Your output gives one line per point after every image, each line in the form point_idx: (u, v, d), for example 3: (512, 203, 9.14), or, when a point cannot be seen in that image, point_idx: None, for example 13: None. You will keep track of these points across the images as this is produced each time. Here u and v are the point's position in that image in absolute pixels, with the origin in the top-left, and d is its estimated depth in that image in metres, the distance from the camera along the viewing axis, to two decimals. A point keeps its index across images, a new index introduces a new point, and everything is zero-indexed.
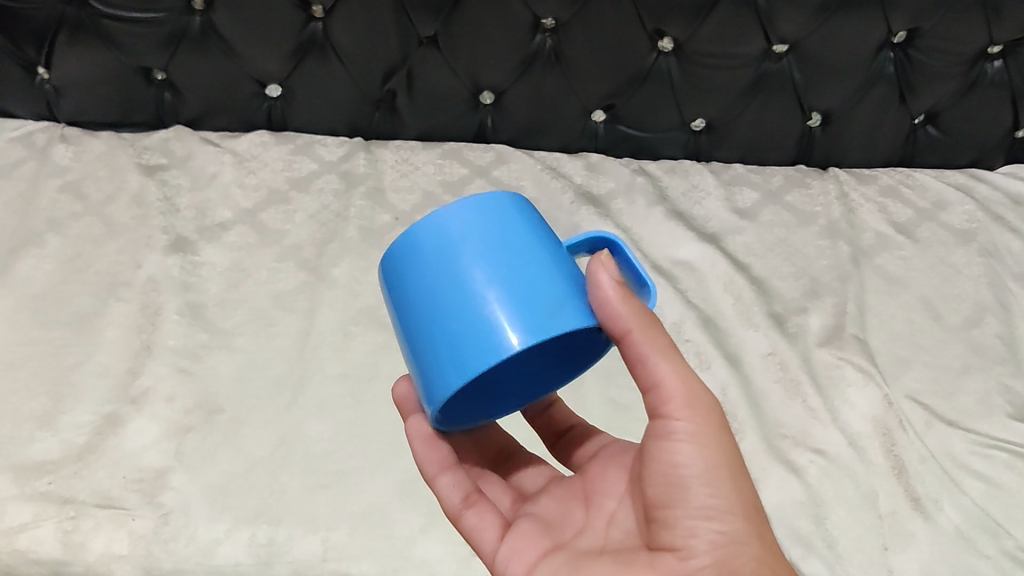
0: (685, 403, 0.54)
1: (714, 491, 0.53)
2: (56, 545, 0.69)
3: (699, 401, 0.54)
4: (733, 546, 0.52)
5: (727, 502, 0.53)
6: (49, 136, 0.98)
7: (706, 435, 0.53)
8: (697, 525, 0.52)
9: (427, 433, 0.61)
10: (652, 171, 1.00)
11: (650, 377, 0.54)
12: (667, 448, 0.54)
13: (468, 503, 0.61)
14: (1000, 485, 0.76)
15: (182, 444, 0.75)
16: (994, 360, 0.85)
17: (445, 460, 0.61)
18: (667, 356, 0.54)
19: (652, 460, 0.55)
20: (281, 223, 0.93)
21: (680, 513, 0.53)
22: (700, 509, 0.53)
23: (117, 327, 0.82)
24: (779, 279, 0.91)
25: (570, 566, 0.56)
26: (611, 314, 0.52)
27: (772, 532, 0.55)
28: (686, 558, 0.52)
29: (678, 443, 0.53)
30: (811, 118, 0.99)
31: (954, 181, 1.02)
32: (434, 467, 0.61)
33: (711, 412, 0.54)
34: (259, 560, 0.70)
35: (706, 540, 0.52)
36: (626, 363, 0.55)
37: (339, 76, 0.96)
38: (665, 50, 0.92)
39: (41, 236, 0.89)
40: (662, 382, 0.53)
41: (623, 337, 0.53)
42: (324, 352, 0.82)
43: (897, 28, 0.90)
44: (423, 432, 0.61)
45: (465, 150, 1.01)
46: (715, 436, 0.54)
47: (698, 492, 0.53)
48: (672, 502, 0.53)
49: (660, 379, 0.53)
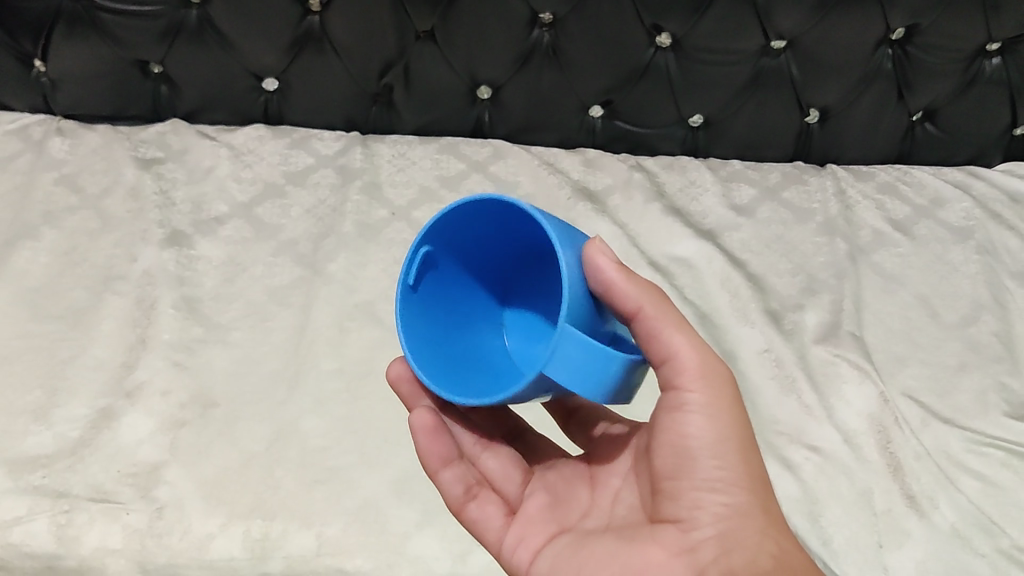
0: (697, 375, 0.55)
1: (721, 464, 0.55)
2: (50, 539, 0.69)
3: (710, 374, 0.56)
4: (738, 519, 0.54)
5: (734, 475, 0.55)
6: (45, 130, 0.98)
7: (717, 408, 0.55)
8: (702, 497, 0.55)
9: (429, 425, 0.62)
10: (650, 167, 1.00)
11: (664, 350, 0.56)
12: (676, 420, 0.56)
13: (470, 496, 0.63)
14: (995, 483, 0.76)
15: (177, 439, 0.75)
16: (990, 358, 0.85)
17: (445, 456, 0.63)
18: (680, 329, 0.56)
19: (661, 433, 0.57)
20: (277, 217, 0.92)
21: (686, 485, 0.55)
22: (706, 481, 0.55)
23: (112, 321, 0.82)
24: (776, 276, 0.91)
25: (574, 545, 0.58)
26: (622, 292, 0.55)
27: (778, 504, 0.56)
28: (689, 529, 0.55)
29: (689, 414, 0.55)
30: (808, 115, 0.99)
31: (952, 179, 1.02)
32: (434, 464, 0.62)
33: (722, 385, 0.56)
34: (254, 554, 0.70)
35: (710, 512, 0.54)
36: (640, 340, 0.57)
37: (336, 70, 0.96)
38: (663, 46, 0.92)
39: (37, 229, 0.88)
40: (675, 353, 0.56)
41: (636, 313, 0.56)
42: (319, 347, 0.82)
43: (895, 26, 0.90)
44: (425, 424, 0.62)
45: (462, 145, 1.00)
46: (727, 409, 0.56)
47: (706, 464, 0.55)
48: (680, 475, 0.55)
49: (674, 351, 0.56)
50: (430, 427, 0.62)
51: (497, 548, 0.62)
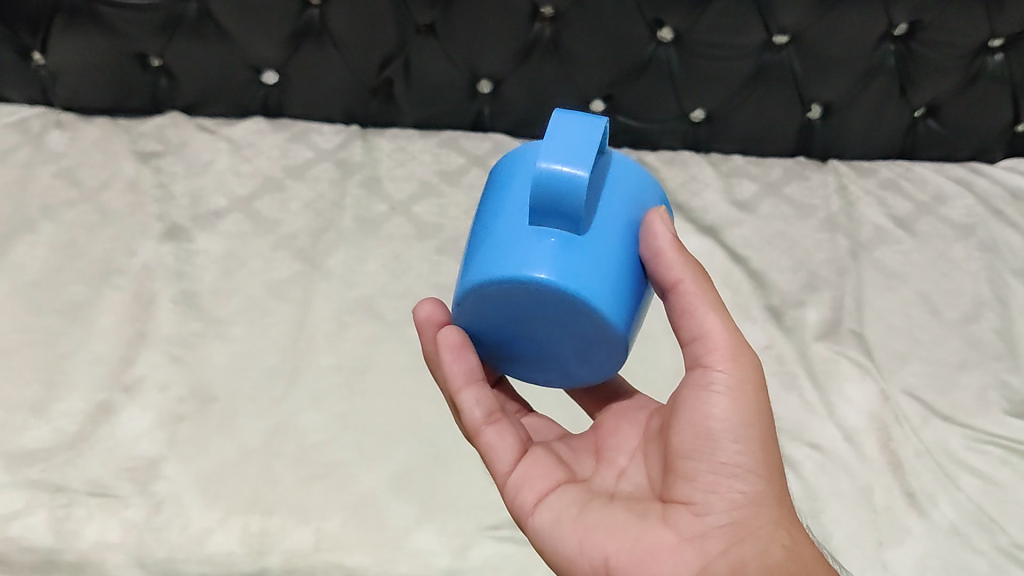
0: (726, 356, 0.55)
1: (743, 449, 0.53)
2: (48, 533, 0.69)
3: (739, 359, 0.55)
4: (750, 508, 0.53)
5: (753, 463, 0.53)
6: (44, 123, 0.97)
7: (743, 392, 0.54)
8: (719, 480, 0.53)
9: (456, 342, 0.58)
10: (651, 162, 1.00)
11: (696, 325, 0.55)
12: (701, 397, 0.54)
13: (490, 419, 0.60)
14: (995, 481, 0.76)
15: (175, 433, 0.75)
16: (991, 356, 0.85)
17: (471, 375, 0.58)
18: (717, 309, 0.55)
19: (683, 410, 0.55)
20: (277, 211, 0.92)
21: (703, 466, 0.53)
22: (726, 465, 0.53)
23: (111, 315, 0.82)
24: (778, 272, 0.90)
25: (582, 506, 0.56)
26: (668, 263, 0.54)
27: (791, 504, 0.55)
28: (702, 514, 0.53)
29: (714, 394, 0.54)
30: (811, 110, 0.98)
31: (955, 175, 1.01)
32: (458, 381, 0.58)
33: (754, 372, 0.55)
34: (252, 549, 0.69)
35: (726, 498, 0.53)
36: (674, 314, 0.57)
37: (335, 64, 0.95)
38: (665, 40, 0.92)
39: (36, 222, 0.88)
40: (708, 332, 0.55)
41: (676, 285, 0.55)
42: (318, 341, 0.82)
43: (898, 21, 0.90)
44: (451, 341, 0.58)
45: (462, 139, 1.00)
46: (753, 395, 0.54)
47: (728, 447, 0.53)
48: (698, 456, 0.54)
49: (707, 329, 0.55)
50: (457, 345, 0.58)
51: (501, 486, 0.59)
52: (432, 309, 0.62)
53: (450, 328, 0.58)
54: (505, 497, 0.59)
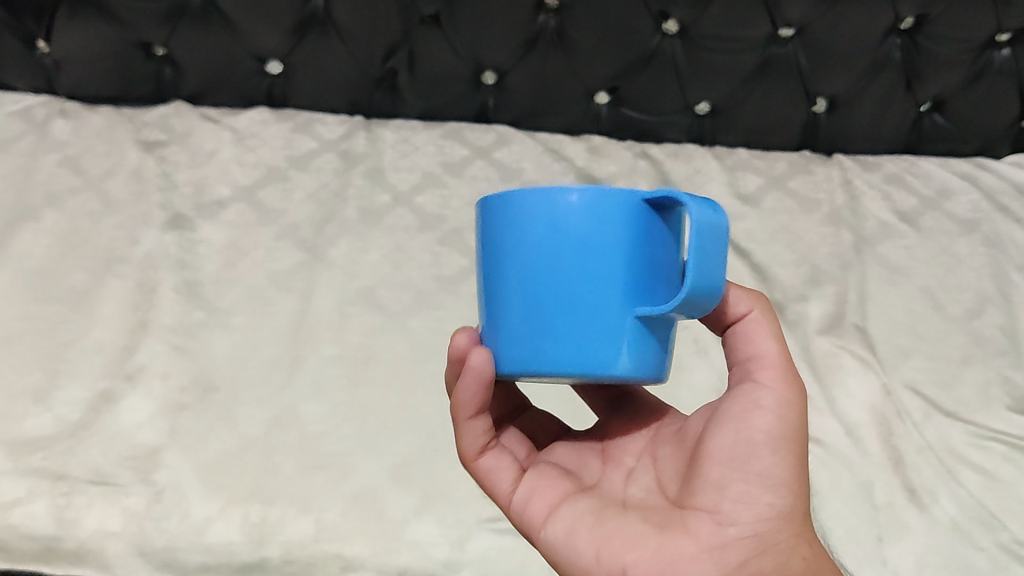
0: (775, 374, 0.54)
1: (778, 460, 0.52)
2: (49, 521, 0.69)
3: (784, 376, 0.54)
4: (776, 521, 0.51)
5: (785, 475, 0.52)
6: (48, 111, 0.97)
7: (786, 406, 0.53)
8: (749, 490, 0.51)
9: (487, 374, 0.52)
10: (656, 155, 0.99)
11: (752, 348, 0.56)
12: (746, 408, 0.53)
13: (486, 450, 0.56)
14: (997, 477, 0.76)
15: (176, 421, 0.75)
16: (993, 352, 0.84)
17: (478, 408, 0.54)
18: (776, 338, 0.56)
19: (723, 419, 0.54)
20: (280, 202, 0.92)
21: (735, 474, 0.52)
22: (758, 475, 0.51)
23: (113, 303, 0.82)
24: (781, 266, 0.90)
25: (597, 513, 0.53)
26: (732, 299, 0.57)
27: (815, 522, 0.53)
28: (725, 524, 0.50)
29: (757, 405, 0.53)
30: (816, 104, 0.98)
31: (960, 170, 1.01)
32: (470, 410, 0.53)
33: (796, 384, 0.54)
34: (252, 539, 0.70)
35: (755, 510, 0.51)
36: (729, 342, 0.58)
37: (339, 55, 0.95)
38: (670, 33, 0.91)
39: (39, 211, 0.88)
40: (761, 352, 0.55)
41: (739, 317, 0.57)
42: (320, 332, 0.82)
43: (904, 14, 0.89)
44: (481, 372, 0.52)
45: (466, 131, 1.00)
46: (794, 409, 0.53)
47: (765, 459, 0.51)
48: (731, 463, 0.52)
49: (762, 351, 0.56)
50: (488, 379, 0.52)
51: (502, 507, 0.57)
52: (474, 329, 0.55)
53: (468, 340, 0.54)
54: (510, 509, 0.56)
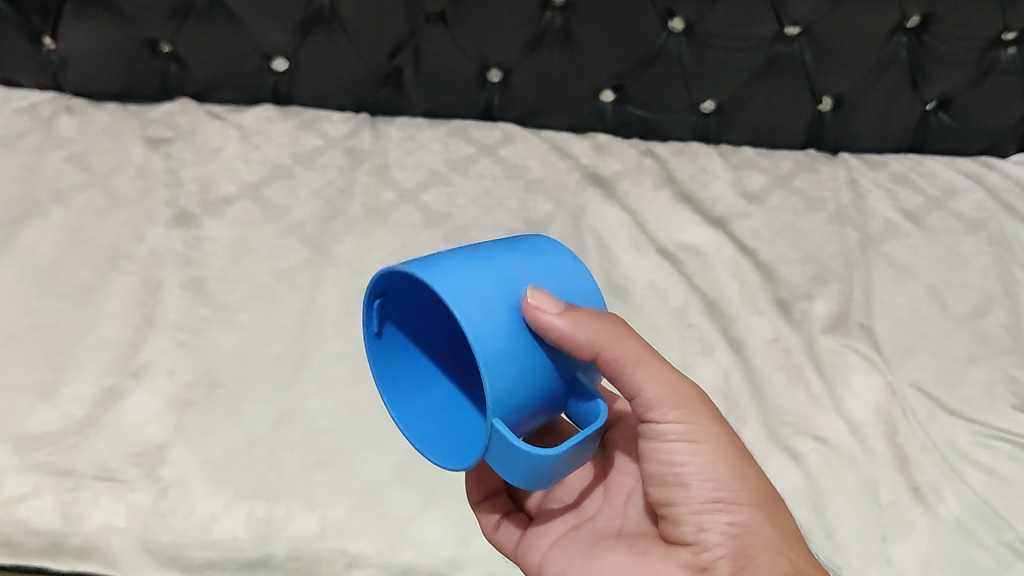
0: (666, 403, 0.53)
1: (716, 485, 0.53)
2: (55, 517, 0.69)
3: (681, 397, 0.53)
4: (743, 538, 0.52)
5: (732, 494, 0.53)
6: (54, 108, 0.98)
7: (693, 434, 0.53)
8: (705, 521, 0.53)
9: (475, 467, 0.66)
10: (661, 153, 0.99)
11: (625, 383, 0.53)
12: (661, 449, 0.54)
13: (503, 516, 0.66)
14: (1001, 476, 0.76)
15: (182, 417, 0.75)
16: (999, 351, 0.84)
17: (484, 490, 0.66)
18: (641, 360, 0.53)
19: (648, 464, 0.55)
20: (285, 199, 0.92)
21: (685, 512, 0.53)
22: (705, 506, 0.53)
23: (120, 300, 0.82)
24: (786, 264, 0.90)
25: (587, 552, 0.58)
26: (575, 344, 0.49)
27: (788, 513, 0.55)
28: (699, 552, 0.53)
29: (669, 443, 0.53)
30: (822, 103, 0.98)
31: (966, 169, 1.00)
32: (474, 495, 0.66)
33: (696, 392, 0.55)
34: (258, 535, 0.70)
35: (715, 535, 0.52)
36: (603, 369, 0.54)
37: (345, 52, 0.95)
38: (676, 31, 0.91)
39: (45, 207, 0.88)
40: (642, 387, 0.53)
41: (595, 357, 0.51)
42: (325, 330, 0.82)
43: (910, 13, 0.89)
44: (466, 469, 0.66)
45: (471, 129, 1.00)
46: (707, 431, 0.53)
47: (700, 488, 0.53)
48: (675, 502, 0.54)
49: (640, 385, 0.53)
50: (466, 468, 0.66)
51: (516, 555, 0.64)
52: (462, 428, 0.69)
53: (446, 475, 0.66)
54: (521, 557, 0.63)
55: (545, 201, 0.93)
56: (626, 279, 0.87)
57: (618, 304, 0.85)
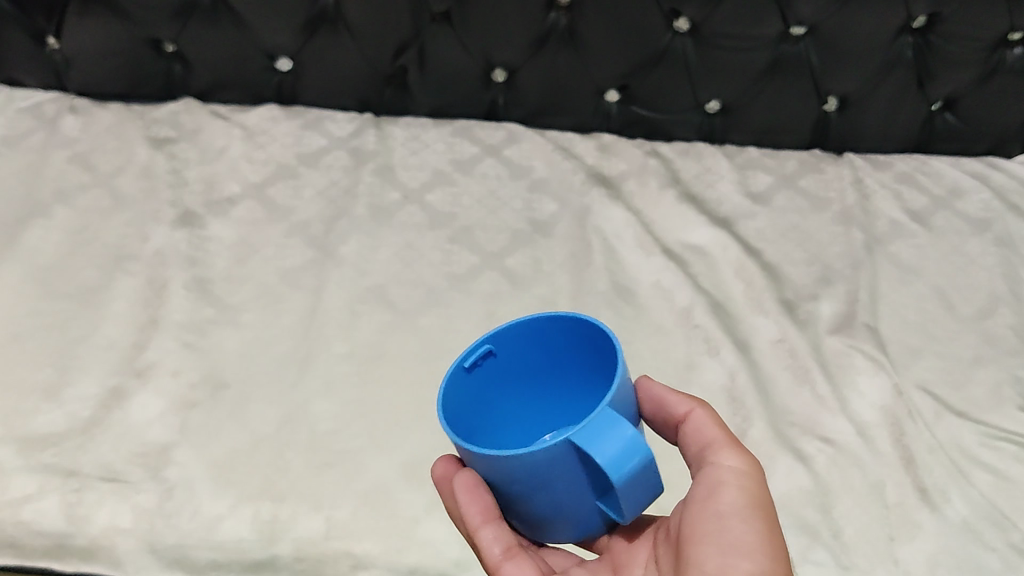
0: (734, 449, 0.57)
1: (748, 529, 0.53)
2: (61, 517, 0.70)
3: (748, 456, 0.58)
4: None
5: (757, 543, 0.52)
6: (58, 108, 0.98)
7: (745, 480, 0.55)
8: (727, 557, 0.52)
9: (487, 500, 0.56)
10: (665, 153, 0.99)
11: (701, 437, 0.59)
12: (711, 484, 0.56)
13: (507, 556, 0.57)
14: (1008, 477, 0.75)
15: (187, 418, 0.76)
16: (1005, 352, 0.84)
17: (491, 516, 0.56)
18: (719, 424, 0.59)
19: (694, 503, 0.56)
20: (290, 199, 0.92)
21: (711, 548, 0.53)
22: (733, 543, 0.52)
23: (124, 300, 0.82)
24: (791, 265, 0.89)
25: None
26: (673, 402, 0.59)
27: None
28: None
29: (723, 483, 0.55)
30: (827, 103, 0.97)
31: (972, 169, 1.00)
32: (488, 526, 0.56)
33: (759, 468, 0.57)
34: (263, 536, 0.70)
35: None
36: (681, 443, 0.60)
37: (349, 52, 0.95)
38: (681, 31, 0.91)
39: (49, 207, 0.88)
40: (714, 437, 0.58)
41: (685, 416, 0.59)
42: (330, 330, 0.82)
43: (916, 13, 0.89)
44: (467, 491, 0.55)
45: (476, 129, 0.99)
46: (758, 489, 0.55)
47: (733, 526, 0.53)
48: (705, 537, 0.53)
49: (711, 436, 0.58)
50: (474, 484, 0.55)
51: None
52: (446, 466, 0.60)
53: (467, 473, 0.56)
54: None
55: (550, 202, 0.93)
56: (631, 280, 0.87)
57: (623, 305, 0.85)
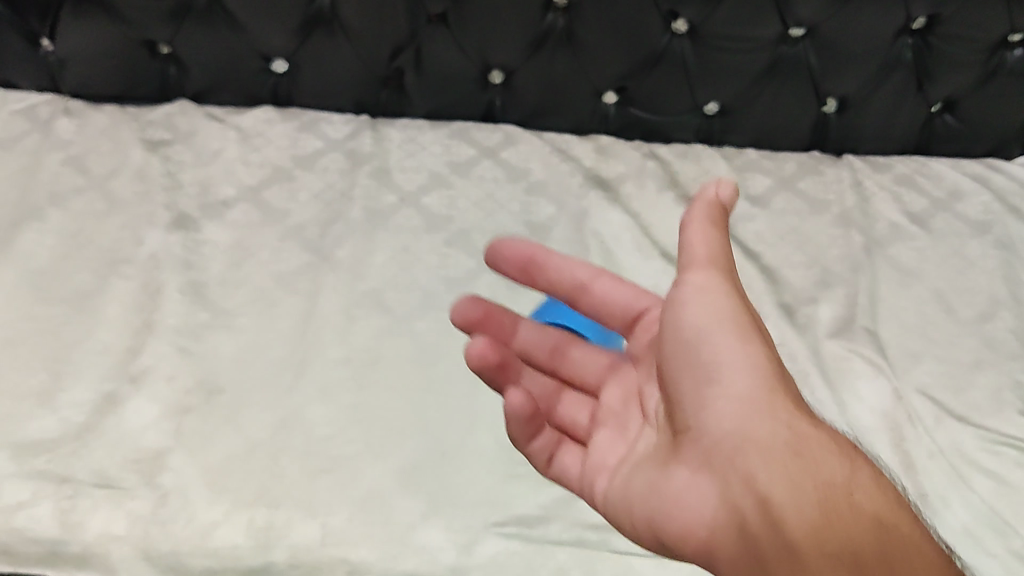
0: (697, 262, 0.51)
1: (733, 371, 0.49)
2: (55, 525, 0.69)
3: (707, 236, 0.52)
4: (746, 407, 0.48)
5: (746, 381, 0.49)
6: (53, 109, 0.97)
7: (709, 270, 0.51)
8: (721, 404, 0.49)
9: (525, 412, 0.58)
10: (663, 155, 0.98)
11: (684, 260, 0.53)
12: (676, 324, 0.51)
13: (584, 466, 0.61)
14: (1009, 482, 0.75)
15: (181, 424, 0.75)
16: (1006, 356, 0.84)
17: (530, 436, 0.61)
18: (690, 220, 0.53)
19: (673, 364, 0.52)
20: (285, 201, 0.91)
21: (704, 393, 0.50)
22: (725, 393, 0.49)
23: (118, 304, 0.82)
24: (790, 268, 0.89)
25: (621, 484, 0.56)
26: (622, 298, 0.62)
27: (800, 395, 0.49)
28: (700, 434, 0.50)
29: (686, 320, 0.51)
30: (826, 104, 0.97)
31: (972, 171, 0.99)
32: (525, 439, 0.61)
33: (771, 383, 0.49)
34: (258, 543, 0.69)
35: (722, 410, 0.48)
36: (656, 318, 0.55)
37: (346, 54, 0.94)
38: (679, 32, 0.90)
39: (43, 210, 0.88)
40: (681, 262, 0.53)
41: (637, 310, 0.61)
42: (326, 334, 0.81)
43: (916, 14, 0.88)
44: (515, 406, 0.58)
45: (473, 131, 0.99)
46: (717, 288, 0.51)
47: (722, 370, 0.49)
48: (704, 397, 0.50)
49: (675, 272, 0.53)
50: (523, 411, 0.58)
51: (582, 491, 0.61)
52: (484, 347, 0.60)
53: (482, 343, 0.60)
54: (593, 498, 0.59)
55: (548, 204, 0.93)
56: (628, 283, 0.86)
57: None
